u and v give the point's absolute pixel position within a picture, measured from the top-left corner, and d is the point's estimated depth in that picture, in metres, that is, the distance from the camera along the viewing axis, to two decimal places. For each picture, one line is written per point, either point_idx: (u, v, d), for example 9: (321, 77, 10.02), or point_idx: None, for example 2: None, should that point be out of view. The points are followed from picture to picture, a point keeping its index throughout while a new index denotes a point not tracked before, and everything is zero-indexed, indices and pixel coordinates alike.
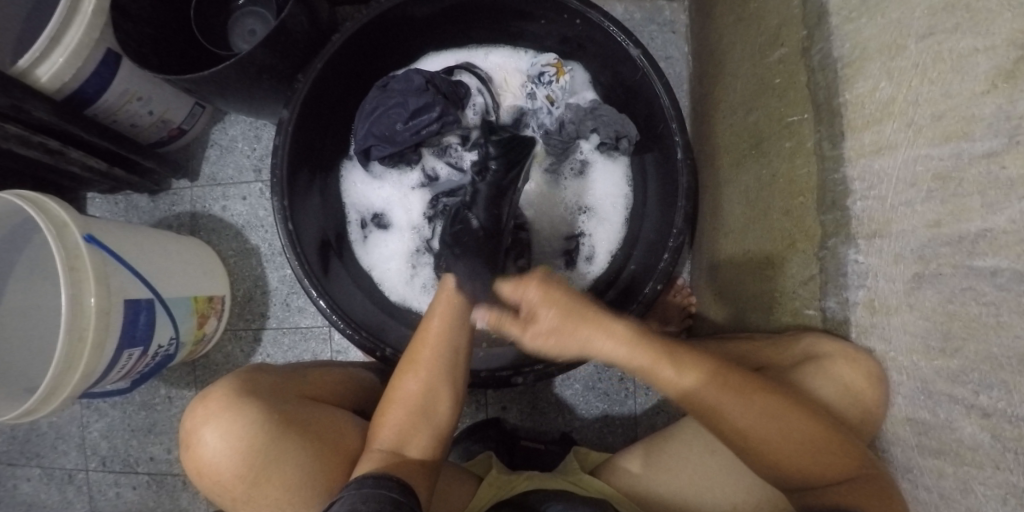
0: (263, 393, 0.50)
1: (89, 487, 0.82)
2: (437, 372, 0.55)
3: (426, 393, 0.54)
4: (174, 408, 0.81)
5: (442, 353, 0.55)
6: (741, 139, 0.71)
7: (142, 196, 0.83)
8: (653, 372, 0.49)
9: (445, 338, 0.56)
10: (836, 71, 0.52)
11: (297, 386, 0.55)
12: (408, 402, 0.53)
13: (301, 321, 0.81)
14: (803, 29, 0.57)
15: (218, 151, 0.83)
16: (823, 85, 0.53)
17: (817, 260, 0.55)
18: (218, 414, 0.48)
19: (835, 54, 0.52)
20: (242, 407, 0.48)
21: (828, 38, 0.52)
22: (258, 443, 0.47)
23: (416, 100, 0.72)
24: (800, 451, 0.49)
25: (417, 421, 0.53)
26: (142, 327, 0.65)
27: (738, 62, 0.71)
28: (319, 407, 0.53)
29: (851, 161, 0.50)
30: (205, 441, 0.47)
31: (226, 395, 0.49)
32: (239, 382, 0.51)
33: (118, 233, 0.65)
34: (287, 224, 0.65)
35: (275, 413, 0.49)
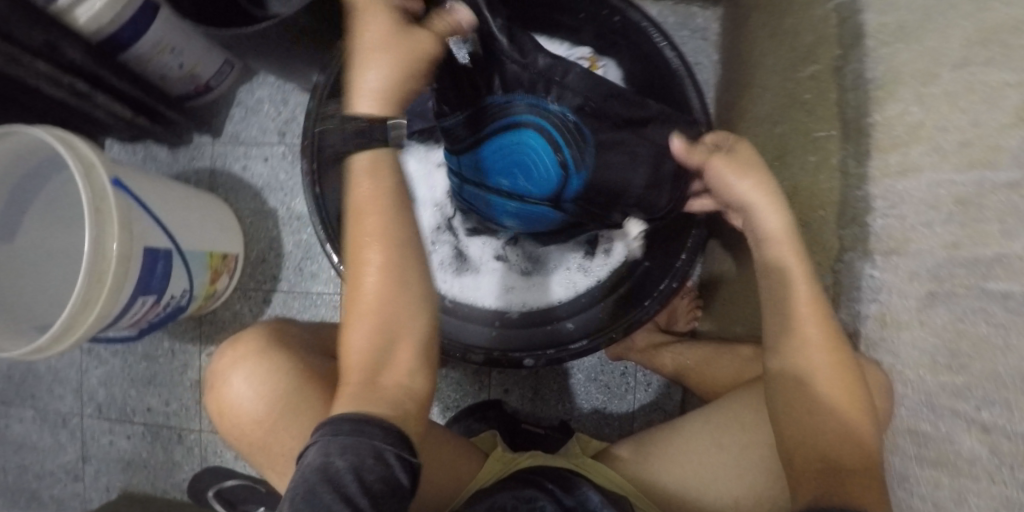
0: (294, 345, 0.51)
1: (83, 432, 0.81)
2: (391, 276, 0.46)
3: (386, 301, 0.46)
4: (176, 362, 0.81)
5: (390, 258, 0.46)
6: (766, 152, 0.73)
7: (162, 148, 0.83)
8: (777, 259, 0.54)
9: (392, 230, 0.47)
10: (868, 92, 0.53)
11: (323, 343, 0.56)
12: (369, 317, 0.46)
13: (312, 288, 0.81)
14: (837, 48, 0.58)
15: (243, 111, 0.83)
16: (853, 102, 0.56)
17: (832, 273, 0.58)
18: (245, 360, 0.48)
19: (868, 75, 0.54)
20: (271, 356, 0.48)
21: (862, 59, 0.54)
22: (288, 393, 0.47)
23: None
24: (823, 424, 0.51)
25: (375, 341, 0.46)
26: (158, 275, 0.65)
27: (768, 74, 0.73)
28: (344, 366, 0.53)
29: (874, 180, 0.52)
30: (233, 386, 0.48)
31: (258, 340, 0.49)
32: (271, 331, 0.51)
33: (141, 181, 0.65)
34: (315, 186, 0.68)
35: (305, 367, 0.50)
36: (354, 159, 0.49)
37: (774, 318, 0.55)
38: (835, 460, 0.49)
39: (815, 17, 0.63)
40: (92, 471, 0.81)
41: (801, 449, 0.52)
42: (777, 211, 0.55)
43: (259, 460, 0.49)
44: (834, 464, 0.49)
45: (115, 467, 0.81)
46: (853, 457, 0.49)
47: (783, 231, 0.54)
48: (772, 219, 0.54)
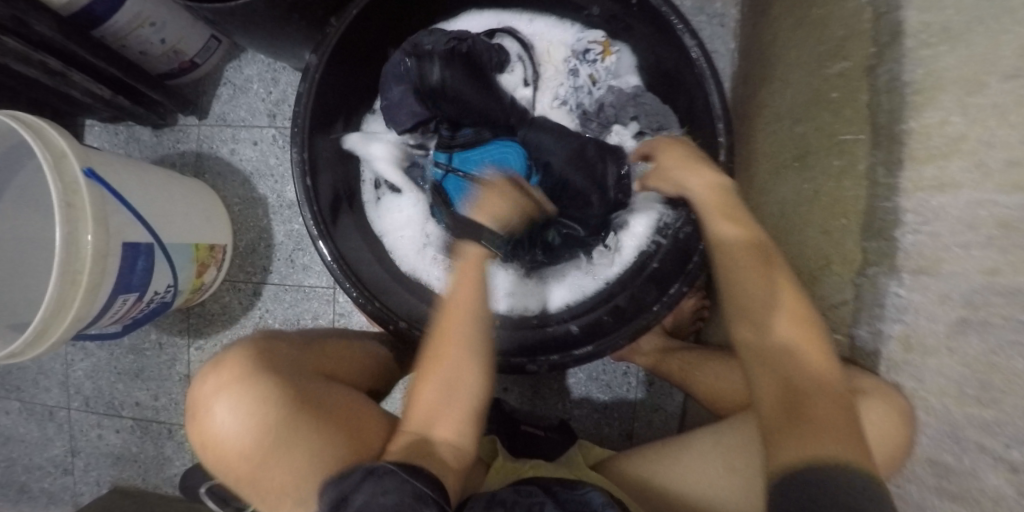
0: (282, 370, 0.48)
1: (70, 425, 0.80)
2: (463, 349, 0.52)
3: (452, 369, 0.51)
4: (164, 356, 0.78)
5: (468, 334, 0.53)
6: (784, 150, 0.69)
7: (144, 129, 0.78)
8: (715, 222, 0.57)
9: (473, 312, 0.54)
10: (903, 96, 0.50)
11: (314, 359, 0.53)
12: (434, 381, 0.51)
13: (305, 280, 0.77)
14: (870, 46, 0.54)
15: (232, 90, 0.77)
16: (886, 107, 0.52)
17: (853, 286, 0.55)
18: (231, 384, 0.46)
19: (904, 78, 0.50)
20: (257, 378, 0.46)
21: (898, 59, 0.51)
22: (277, 413, 0.45)
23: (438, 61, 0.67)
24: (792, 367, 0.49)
25: (436, 402, 0.51)
26: (139, 272, 0.61)
27: (791, 68, 0.68)
28: (336, 389, 0.51)
29: (906, 193, 0.49)
30: (217, 419, 0.45)
31: (242, 370, 0.47)
32: (254, 352, 0.48)
33: (119, 170, 0.61)
34: (306, 178, 0.63)
35: (289, 385, 0.47)
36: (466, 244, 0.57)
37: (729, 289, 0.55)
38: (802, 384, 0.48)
39: (846, 10, 0.58)
40: (81, 466, 0.79)
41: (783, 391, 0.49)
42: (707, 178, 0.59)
43: (247, 493, 0.47)
44: (798, 399, 0.47)
45: (104, 461, 0.79)
46: (818, 388, 0.47)
47: (713, 195, 0.58)
48: (700, 185, 0.59)
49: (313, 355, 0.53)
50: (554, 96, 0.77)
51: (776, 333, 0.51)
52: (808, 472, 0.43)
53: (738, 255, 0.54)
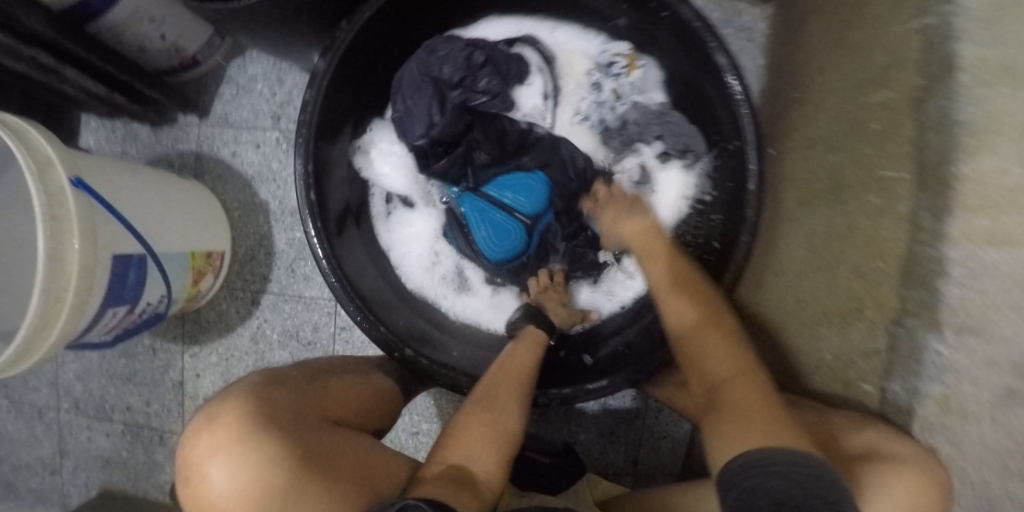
0: (279, 418, 0.45)
1: (59, 427, 0.77)
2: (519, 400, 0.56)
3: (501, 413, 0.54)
4: (157, 361, 0.76)
5: (518, 393, 0.57)
6: (813, 180, 0.63)
7: (143, 127, 0.75)
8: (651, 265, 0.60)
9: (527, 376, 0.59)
10: (955, 136, 0.45)
11: (316, 401, 0.50)
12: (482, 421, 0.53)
13: (306, 291, 0.74)
14: (919, 78, 0.49)
15: (234, 89, 0.74)
16: (935, 147, 0.47)
17: (887, 335, 0.51)
18: (226, 439, 0.43)
19: (955, 116, 0.45)
20: (254, 435, 0.43)
21: (950, 96, 0.45)
22: (277, 470, 0.41)
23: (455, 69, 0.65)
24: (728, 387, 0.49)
25: (474, 441, 0.51)
26: (130, 284, 0.58)
27: (827, 93, 0.62)
28: (341, 433, 0.48)
29: (953, 242, 0.45)
30: (213, 479, 0.42)
31: (236, 423, 0.44)
32: (253, 404, 0.46)
33: (110, 176, 0.58)
34: (309, 192, 0.59)
35: (290, 438, 0.44)
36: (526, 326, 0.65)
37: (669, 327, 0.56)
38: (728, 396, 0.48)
39: (891, 33, 0.52)
40: (70, 467, 0.77)
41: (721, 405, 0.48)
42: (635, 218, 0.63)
43: None
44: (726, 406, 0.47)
45: (93, 464, 0.77)
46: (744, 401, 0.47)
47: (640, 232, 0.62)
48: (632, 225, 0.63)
49: (318, 401, 0.50)
50: (575, 111, 0.73)
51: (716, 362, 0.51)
52: (749, 462, 0.39)
53: (676, 287, 0.57)
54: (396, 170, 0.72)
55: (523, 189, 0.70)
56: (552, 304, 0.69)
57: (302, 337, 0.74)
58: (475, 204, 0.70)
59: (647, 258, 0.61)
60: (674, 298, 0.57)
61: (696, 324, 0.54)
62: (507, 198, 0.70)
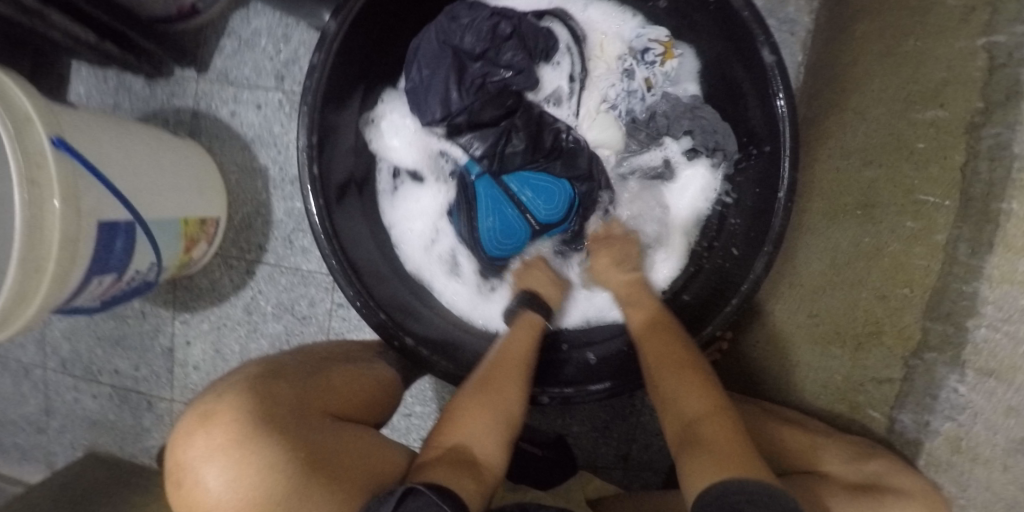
0: (281, 417, 0.44)
1: (45, 385, 0.76)
2: (511, 381, 0.54)
3: (495, 393, 0.53)
4: (147, 326, 0.73)
5: (520, 370, 0.55)
6: (846, 193, 0.60)
7: (136, 78, 0.70)
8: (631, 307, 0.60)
9: (519, 358, 0.56)
10: (1009, 171, 0.43)
11: (316, 398, 0.49)
12: (474, 405, 0.51)
13: (303, 264, 0.71)
14: (978, 102, 0.46)
15: (236, 43, 0.69)
16: (984, 176, 0.45)
17: (903, 367, 0.50)
18: (222, 440, 0.41)
19: (1014, 150, 0.43)
20: (254, 438, 0.41)
21: (1012, 127, 0.43)
22: (281, 472, 0.40)
23: (476, 38, 0.60)
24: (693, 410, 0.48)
25: (476, 420, 0.51)
26: (117, 252, 0.55)
27: (872, 101, 0.57)
28: (343, 428, 0.48)
29: (989, 281, 0.44)
30: (207, 484, 0.40)
31: (235, 421, 0.42)
32: (252, 402, 0.44)
33: (96, 135, 0.53)
34: (313, 166, 0.55)
35: (293, 438, 0.42)
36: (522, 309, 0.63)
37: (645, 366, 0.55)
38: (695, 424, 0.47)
39: (952, 50, 0.49)
40: (56, 426, 0.76)
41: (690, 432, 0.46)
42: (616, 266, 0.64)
43: None
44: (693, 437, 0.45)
45: (80, 424, 0.76)
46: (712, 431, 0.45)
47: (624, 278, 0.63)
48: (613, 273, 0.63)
49: (317, 398, 0.49)
50: (602, 98, 0.67)
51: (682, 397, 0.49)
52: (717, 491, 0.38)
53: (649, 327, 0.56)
54: (415, 142, 0.68)
55: (545, 195, 0.65)
56: (540, 287, 0.65)
57: (296, 311, 0.71)
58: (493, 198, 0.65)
59: (628, 298, 0.61)
60: (648, 331, 0.56)
61: (661, 355, 0.53)
62: (526, 198, 0.65)
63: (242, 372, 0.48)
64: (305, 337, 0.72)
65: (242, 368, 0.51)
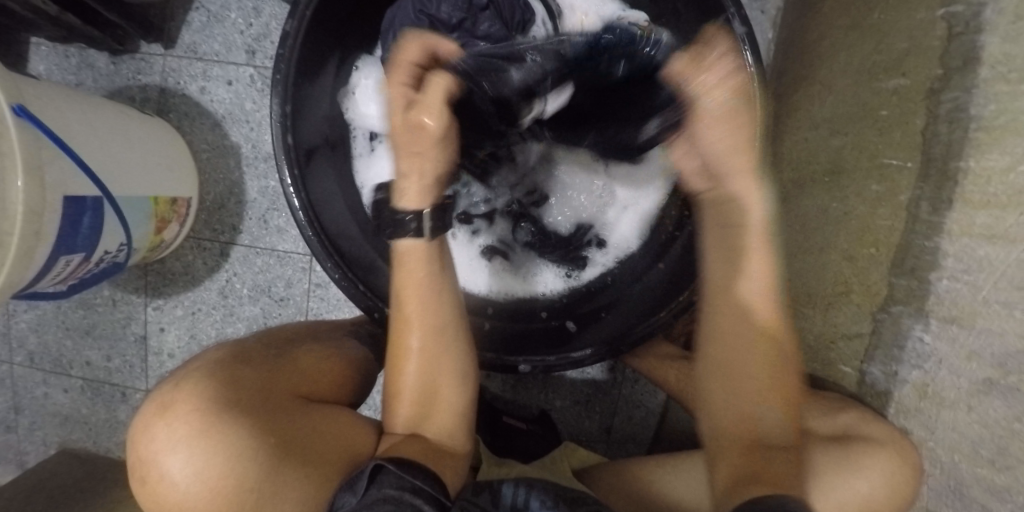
0: (247, 401, 0.42)
1: (12, 381, 0.72)
2: (430, 358, 0.52)
3: (425, 372, 0.52)
4: (119, 314, 0.71)
5: (434, 338, 0.52)
6: (813, 162, 0.63)
7: (100, 54, 0.68)
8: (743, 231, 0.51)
9: (432, 327, 0.52)
10: (965, 131, 0.45)
11: (286, 378, 0.47)
12: (409, 387, 0.52)
13: (279, 245, 0.69)
14: (936, 67, 0.48)
15: (205, 17, 0.67)
16: (943, 138, 0.47)
17: (871, 321, 0.53)
18: (185, 430, 0.39)
19: (972, 111, 0.44)
20: (220, 424, 0.39)
21: (968, 89, 0.44)
22: (247, 459, 0.39)
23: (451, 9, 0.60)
24: (750, 420, 0.50)
25: (418, 406, 0.52)
26: (84, 230, 0.53)
27: (837, 73, 0.61)
28: (315, 408, 0.46)
29: (949, 235, 0.46)
30: (172, 473, 0.38)
31: (200, 410, 0.40)
32: (216, 389, 0.42)
33: (59, 106, 0.51)
34: (287, 135, 0.54)
35: (261, 424, 0.41)
36: (398, 249, 0.52)
37: (719, 341, 0.52)
38: (762, 440, 0.48)
39: (909, 17, 0.51)
40: (25, 423, 0.73)
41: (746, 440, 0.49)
42: (743, 157, 0.51)
43: None
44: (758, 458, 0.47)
45: (51, 420, 0.72)
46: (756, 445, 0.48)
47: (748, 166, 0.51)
48: (743, 185, 0.51)
49: (285, 381, 0.47)
50: None
51: (759, 404, 0.50)
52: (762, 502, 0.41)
53: (739, 298, 0.51)
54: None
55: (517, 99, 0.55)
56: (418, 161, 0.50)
57: (273, 293, 0.70)
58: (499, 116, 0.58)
59: (743, 207, 0.51)
60: (744, 313, 0.51)
61: (747, 364, 0.50)
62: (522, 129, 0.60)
63: (207, 359, 0.46)
64: (283, 319, 0.70)
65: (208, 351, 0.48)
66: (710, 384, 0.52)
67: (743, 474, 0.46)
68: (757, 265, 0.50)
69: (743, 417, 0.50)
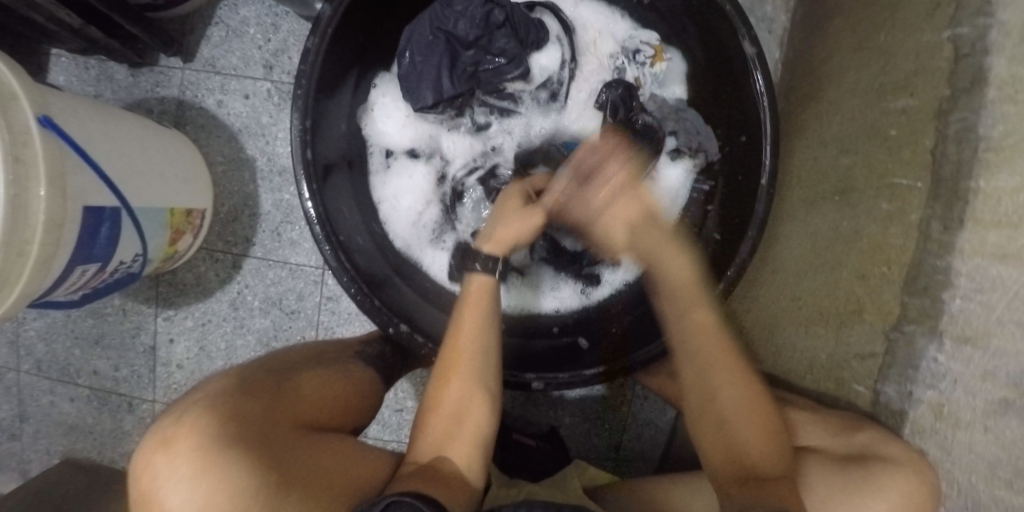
0: (248, 439, 0.40)
1: (19, 389, 0.72)
2: (471, 389, 0.53)
3: (462, 400, 0.53)
4: (128, 324, 0.71)
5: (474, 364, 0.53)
6: (823, 182, 0.63)
7: (120, 67, 0.69)
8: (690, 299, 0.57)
9: (478, 358, 0.54)
10: (975, 150, 0.45)
11: (288, 410, 0.46)
12: (444, 411, 0.52)
13: (291, 257, 0.70)
14: (945, 88, 0.48)
15: (224, 32, 0.68)
16: (953, 157, 0.47)
17: (884, 340, 0.52)
18: (182, 471, 0.38)
19: (980, 131, 0.44)
20: (220, 465, 0.38)
21: (976, 110, 0.45)
22: (243, 499, 0.37)
23: (469, 27, 0.60)
24: (747, 449, 0.51)
25: (446, 429, 0.52)
26: (101, 241, 0.53)
27: (845, 94, 0.61)
28: (318, 444, 0.44)
29: (962, 254, 0.46)
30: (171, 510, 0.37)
31: (201, 449, 0.39)
32: (215, 425, 0.40)
33: (80, 116, 0.52)
34: (307, 149, 0.55)
35: (263, 463, 0.40)
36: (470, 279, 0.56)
37: (698, 381, 0.55)
38: (754, 471, 0.50)
39: (918, 39, 0.52)
40: (29, 433, 0.72)
41: (747, 468, 0.50)
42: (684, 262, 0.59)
43: None
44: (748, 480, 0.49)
45: (56, 430, 0.72)
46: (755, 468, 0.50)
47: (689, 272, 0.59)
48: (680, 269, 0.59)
49: (288, 413, 0.45)
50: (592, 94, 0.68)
51: (743, 440, 0.52)
52: None
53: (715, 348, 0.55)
54: (415, 120, 0.67)
55: None
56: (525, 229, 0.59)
57: (285, 306, 0.70)
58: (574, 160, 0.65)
59: (674, 269, 0.59)
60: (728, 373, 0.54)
61: (733, 411, 0.53)
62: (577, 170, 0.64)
63: (210, 388, 0.45)
64: (293, 332, 0.70)
65: (209, 380, 0.47)
66: (695, 423, 0.55)
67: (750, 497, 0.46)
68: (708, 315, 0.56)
69: (742, 446, 0.52)
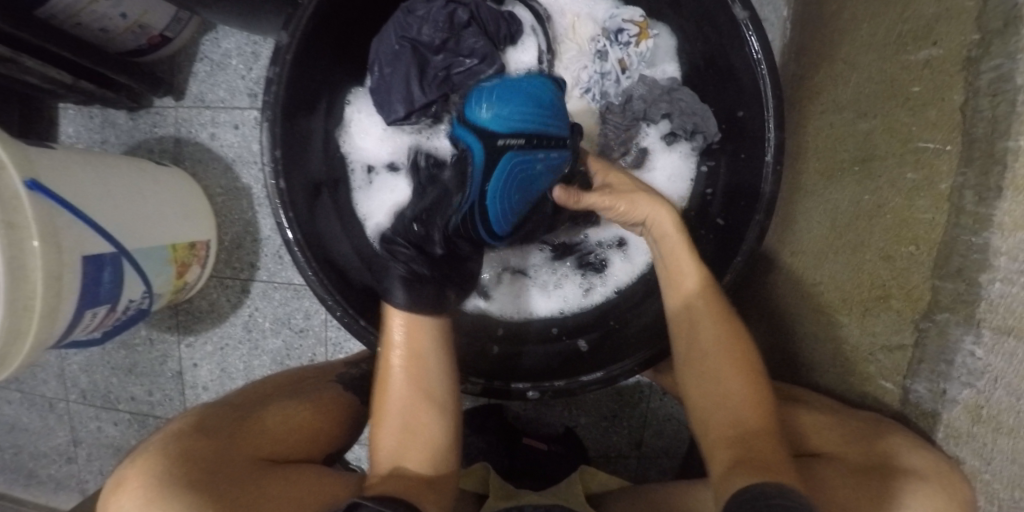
0: (193, 472, 0.42)
1: (69, 416, 0.78)
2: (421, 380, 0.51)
3: (415, 400, 0.51)
4: (156, 352, 0.75)
5: (419, 368, 0.52)
6: (840, 150, 0.56)
7: (119, 112, 0.72)
8: (676, 272, 0.52)
9: (414, 360, 0.51)
10: (1010, 103, 0.36)
11: (245, 443, 0.47)
12: (394, 411, 0.51)
13: (294, 278, 0.71)
14: (974, 33, 0.39)
15: (208, 67, 0.70)
16: (986, 115, 0.38)
17: (914, 332, 0.46)
18: (132, 507, 0.40)
19: (1017, 80, 0.35)
20: (161, 497, 0.40)
21: (1009, 56, 0.36)
22: None
23: (431, 32, 0.58)
24: (729, 401, 0.47)
25: (403, 439, 0.51)
26: (106, 284, 0.56)
27: (859, 50, 0.54)
28: (272, 473, 0.45)
29: (1001, 231, 0.38)
30: None
31: (145, 487, 0.41)
32: (164, 463, 0.42)
33: (73, 171, 0.55)
34: (280, 180, 0.54)
35: (204, 492, 0.41)
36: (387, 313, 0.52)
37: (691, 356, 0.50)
38: (738, 429, 0.45)
39: None
40: (84, 455, 0.79)
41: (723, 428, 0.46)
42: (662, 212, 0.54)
43: None
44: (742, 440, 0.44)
45: (107, 451, 0.78)
46: (733, 423, 0.46)
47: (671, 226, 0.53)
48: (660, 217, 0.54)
49: (246, 445, 0.47)
50: (575, 82, 0.65)
51: (730, 397, 0.47)
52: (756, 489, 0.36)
53: (693, 315, 0.51)
54: (393, 133, 0.66)
55: None
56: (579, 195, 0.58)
57: (293, 325, 0.72)
58: (504, 121, 0.52)
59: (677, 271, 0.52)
60: (703, 329, 0.50)
61: (710, 341, 0.49)
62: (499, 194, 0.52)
63: (171, 429, 0.47)
64: (305, 350, 0.72)
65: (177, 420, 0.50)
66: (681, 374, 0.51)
67: (733, 459, 0.43)
68: (697, 273, 0.52)
69: (725, 403, 0.47)
